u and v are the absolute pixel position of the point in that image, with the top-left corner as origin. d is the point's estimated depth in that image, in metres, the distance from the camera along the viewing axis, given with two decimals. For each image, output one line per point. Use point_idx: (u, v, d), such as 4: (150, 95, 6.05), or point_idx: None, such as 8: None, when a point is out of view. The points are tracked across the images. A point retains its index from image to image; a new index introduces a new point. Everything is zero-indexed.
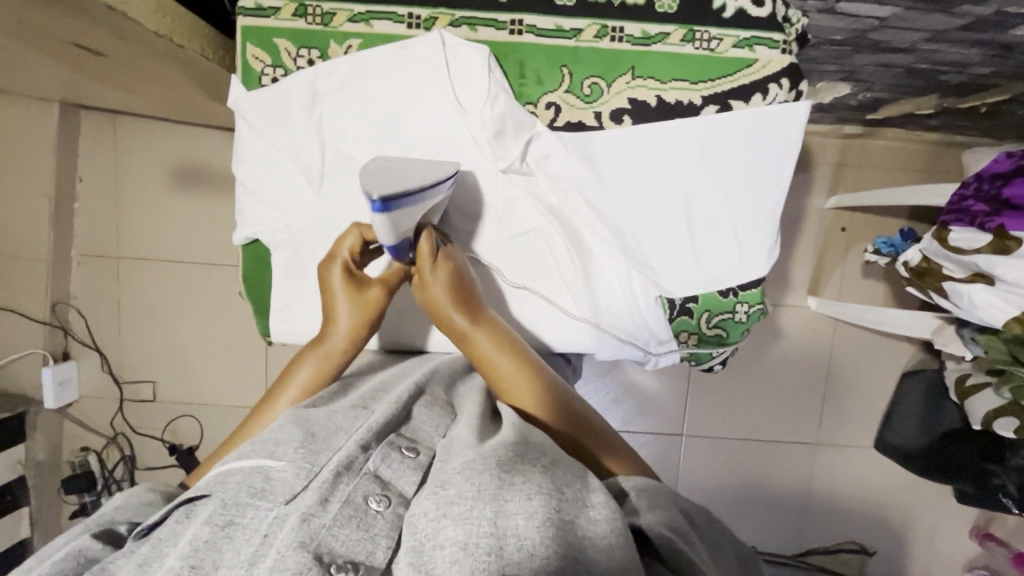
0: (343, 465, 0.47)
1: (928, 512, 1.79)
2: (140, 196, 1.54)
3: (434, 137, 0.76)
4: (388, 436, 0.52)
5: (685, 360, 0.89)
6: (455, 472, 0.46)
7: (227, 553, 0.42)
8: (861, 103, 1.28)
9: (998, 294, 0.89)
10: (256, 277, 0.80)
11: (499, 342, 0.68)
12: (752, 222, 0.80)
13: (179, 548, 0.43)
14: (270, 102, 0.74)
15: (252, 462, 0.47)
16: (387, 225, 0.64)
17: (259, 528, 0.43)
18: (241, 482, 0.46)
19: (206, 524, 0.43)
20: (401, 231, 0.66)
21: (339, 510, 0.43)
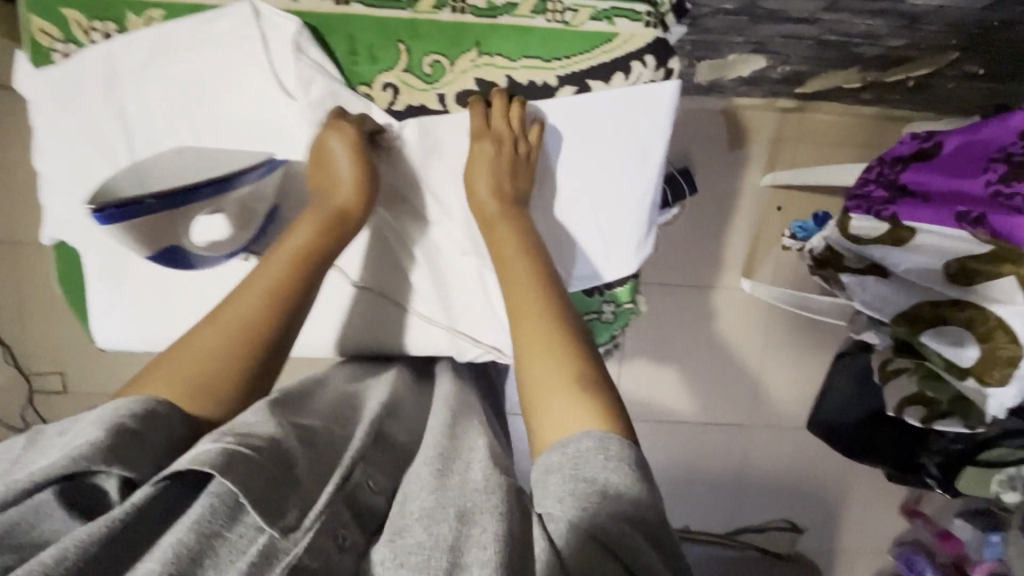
0: (331, 491, 0.44)
1: (859, 488, 1.81)
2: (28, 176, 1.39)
3: (257, 120, 0.68)
4: (360, 465, 0.49)
5: None
6: (412, 518, 0.42)
7: (211, 568, 0.37)
8: (784, 76, 1.19)
9: (890, 288, 0.85)
10: (73, 281, 0.73)
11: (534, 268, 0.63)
12: (623, 216, 0.74)
13: (159, 552, 0.37)
14: (62, 83, 0.65)
15: (258, 457, 0.42)
16: (128, 237, 0.55)
17: (248, 550, 0.38)
18: (249, 476, 0.41)
19: (193, 529, 0.38)
20: (162, 242, 0.57)
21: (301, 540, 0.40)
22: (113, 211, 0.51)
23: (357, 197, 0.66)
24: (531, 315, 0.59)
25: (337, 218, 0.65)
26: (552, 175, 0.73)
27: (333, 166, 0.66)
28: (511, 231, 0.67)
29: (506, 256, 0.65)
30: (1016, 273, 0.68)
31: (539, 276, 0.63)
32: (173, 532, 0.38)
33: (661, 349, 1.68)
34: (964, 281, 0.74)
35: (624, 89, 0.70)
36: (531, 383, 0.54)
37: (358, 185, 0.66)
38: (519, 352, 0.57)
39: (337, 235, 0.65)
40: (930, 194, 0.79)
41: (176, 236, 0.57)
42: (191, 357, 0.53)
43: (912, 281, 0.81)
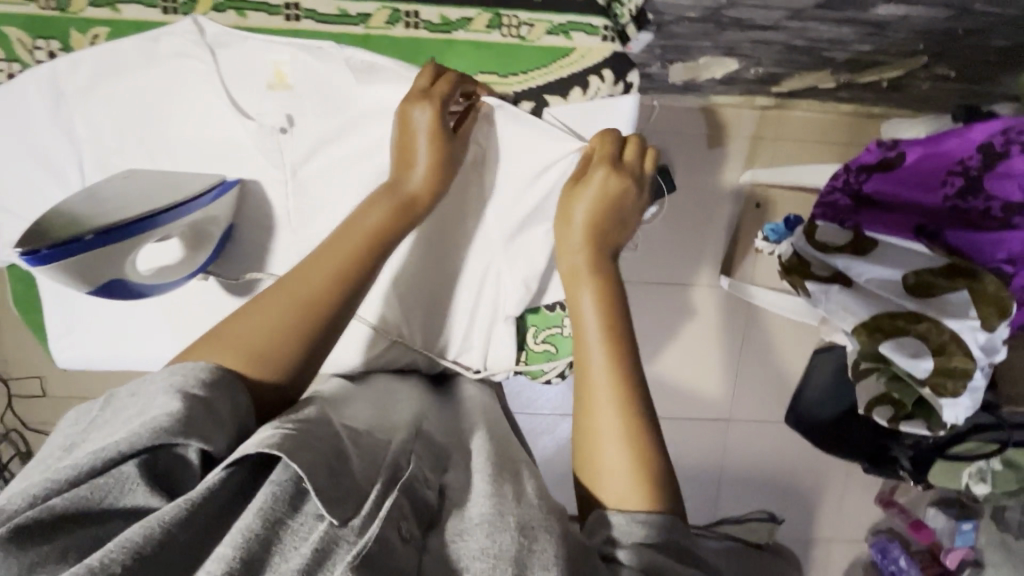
0: (391, 481, 0.46)
1: (836, 479, 1.84)
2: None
3: (212, 140, 0.67)
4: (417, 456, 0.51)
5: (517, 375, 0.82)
6: (473, 522, 0.45)
7: (277, 555, 0.40)
8: (759, 77, 1.19)
9: (853, 297, 0.80)
10: (28, 301, 0.73)
11: (603, 300, 0.58)
12: None
13: (228, 536, 0.39)
14: (8, 105, 0.64)
15: (319, 452, 0.44)
16: (63, 277, 0.52)
17: (309, 538, 0.41)
18: (308, 468, 0.43)
19: (259, 516, 0.41)
20: (100, 278, 0.53)
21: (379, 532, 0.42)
22: (45, 251, 0.48)
23: (435, 177, 0.62)
24: (600, 367, 0.55)
25: (410, 198, 0.61)
26: (507, 195, 0.71)
27: (412, 149, 0.62)
28: (591, 280, 0.59)
29: (578, 293, 0.59)
30: (970, 288, 0.72)
31: (610, 322, 0.57)
32: (242, 515, 0.41)
33: (642, 346, 1.69)
34: (921, 292, 0.75)
35: (581, 104, 0.70)
36: (593, 432, 0.53)
37: (434, 167, 0.62)
38: (582, 391, 0.55)
39: (407, 218, 0.60)
40: (893, 204, 0.80)
41: (117, 271, 0.54)
42: (257, 321, 0.52)
43: (884, 292, 0.78)
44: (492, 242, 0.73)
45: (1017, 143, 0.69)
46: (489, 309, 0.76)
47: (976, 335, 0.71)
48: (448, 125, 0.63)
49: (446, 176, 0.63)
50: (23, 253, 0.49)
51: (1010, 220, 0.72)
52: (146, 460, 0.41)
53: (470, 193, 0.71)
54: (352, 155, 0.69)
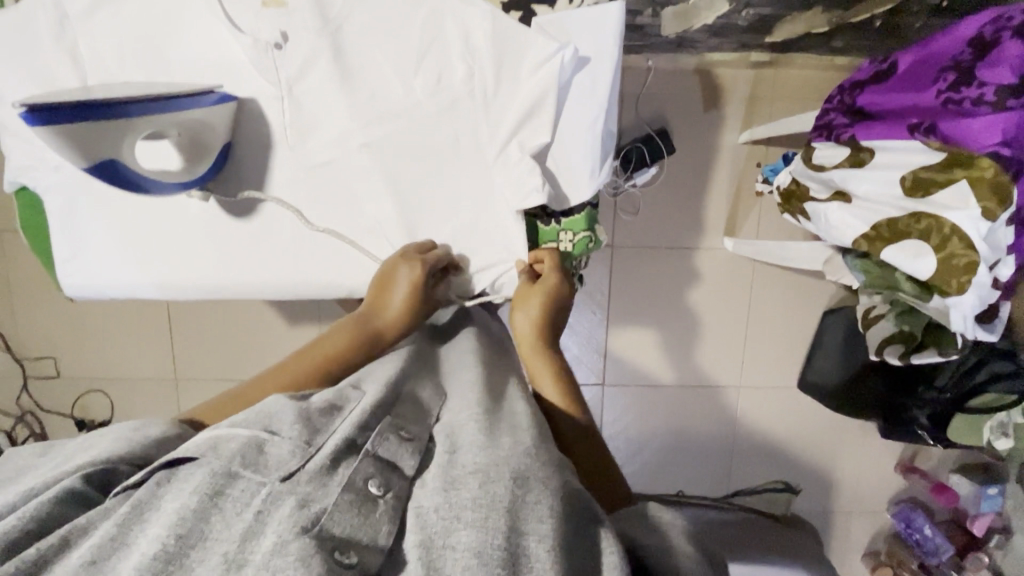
0: (344, 443, 0.46)
1: (854, 449, 1.78)
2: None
3: (209, 59, 0.69)
4: (384, 417, 0.51)
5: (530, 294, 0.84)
6: (467, 471, 0.44)
7: (218, 523, 0.39)
8: (750, 22, 1.20)
9: (853, 213, 0.82)
10: (36, 227, 0.74)
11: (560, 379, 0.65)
12: (576, 148, 0.74)
13: (164, 516, 0.39)
14: (15, 30, 0.67)
15: (248, 433, 0.44)
16: (56, 145, 0.51)
17: (251, 503, 0.40)
18: (237, 452, 0.43)
19: (195, 492, 0.40)
20: (99, 155, 0.54)
21: (340, 495, 0.42)
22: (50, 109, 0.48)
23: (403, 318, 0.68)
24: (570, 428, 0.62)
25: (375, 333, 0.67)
26: (502, 109, 0.73)
27: (389, 290, 0.69)
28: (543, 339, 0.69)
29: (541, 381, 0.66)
30: (968, 176, 0.69)
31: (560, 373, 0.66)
32: (176, 498, 0.40)
33: (647, 313, 1.67)
34: (921, 194, 0.73)
35: (567, 14, 0.71)
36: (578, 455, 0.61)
37: (402, 306, 0.68)
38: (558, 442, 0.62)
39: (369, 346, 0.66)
40: (887, 113, 0.80)
41: (114, 149, 0.55)
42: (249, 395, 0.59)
43: (873, 204, 0.80)
44: (486, 156, 0.74)
45: (1009, 29, 0.67)
46: (493, 222, 0.76)
47: (977, 225, 0.68)
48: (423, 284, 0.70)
49: (413, 315, 0.69)
50: (24, 111, 0.48)
51: (1005, 103, 0.66)
52: (89, 473, 0.43)
53: (463, 108, 0.73)
54: (342, 70, 0.70)
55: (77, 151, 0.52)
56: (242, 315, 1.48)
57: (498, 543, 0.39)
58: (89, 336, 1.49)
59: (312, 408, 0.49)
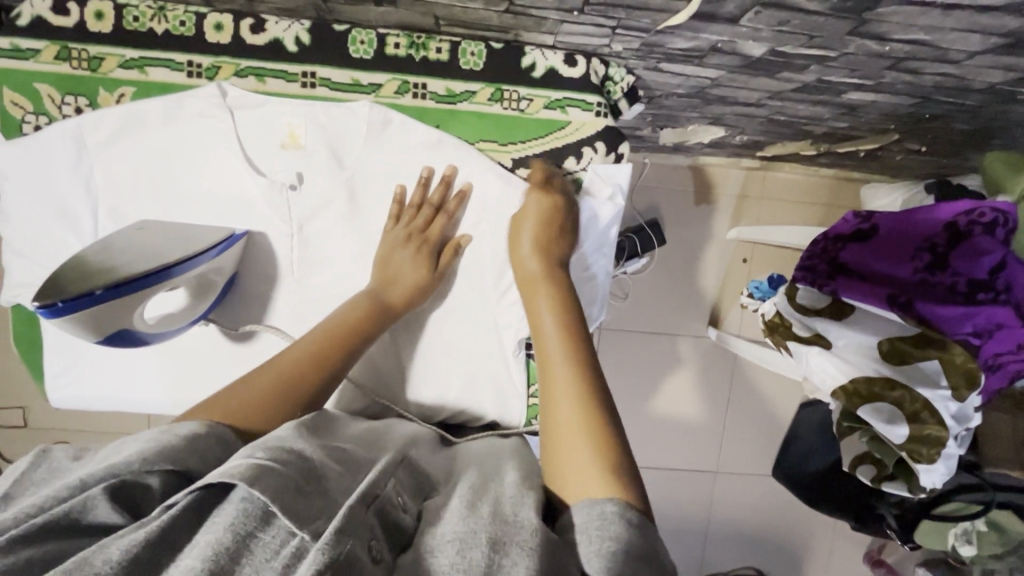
0: (363, 497, 0.43)
1: (823, 537, 1.82)
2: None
3: (221, 193, 0.70)
4: (392, 476, 0.49)
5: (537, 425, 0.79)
6: (445, 540, 0.42)
7: (245, 568, 0.37)
8: (744, 143, 1.25)
9: (830, 360, 0.85)
10: (31, 339, 0.74)
11: (573, 355, 0.59)
12: (582, 295, 0.78)
13: (198, 548, 0.38)
14: (30, 159, 0.68)
15: (287, 474, 0.42)
16: (74, 326, 0.57)
17: (280, 551, 0.38)
18: (277, 489, 0.40)
19: (229, 530, 0.39)
20: (108, 329, 0.59)
21: (355, 542, 0.38)
22: (60, 305, 0.54)
23: (415, 293, 0.70)
24: (562, 410, 0.55)
25: (387, 307, 0.68)
26: (508, 258, 0.74)
27: (397, 265, 0.70)
28: (550, 296, 0.65)
29: (548, 350, 0.61)
30: (942, 358, 0.76)
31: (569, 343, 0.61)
32: (208, 533, 0.39)
33: (628, 394, 1.70)
34: (895, 361, 0.79)
35: (575, 173, 0.75)
36: (556, 432, 0.54)
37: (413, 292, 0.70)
38: (546, 431, 0.55)
39: (383, 323, 0.67)
40: (868, 274, 0.83)
41: (124, 322, 0.60)
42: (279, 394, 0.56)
43: (850, 356, 0.83)
44: (490, 297, 0.76)
45: (981, 224, 0.74)
46: (496, 357, 0.77)
47: (948, 405, 0.76)
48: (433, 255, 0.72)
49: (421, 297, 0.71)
50: (41, 307, 0.54)
51: (975, 296, 0.74)
52: (115, 485, 0.41)
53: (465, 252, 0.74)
54: (351, 214, 0.72)
55: (91, 330, 0.58)
56: None
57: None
58: None
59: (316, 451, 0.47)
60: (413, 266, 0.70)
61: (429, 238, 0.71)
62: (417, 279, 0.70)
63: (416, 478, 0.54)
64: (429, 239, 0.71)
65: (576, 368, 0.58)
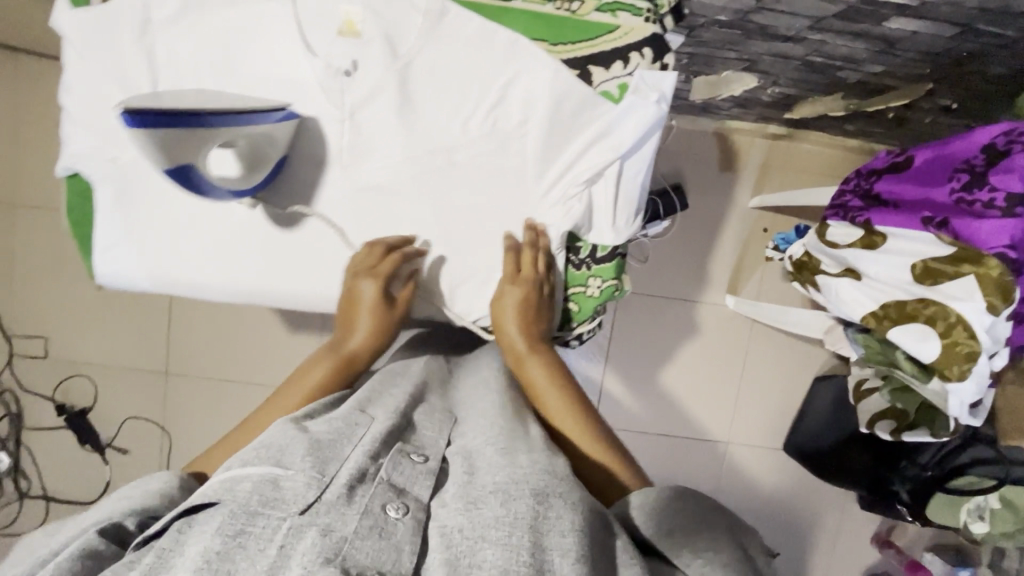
0: (357, 476, 0.49)
1: (833, 516, 1.81)
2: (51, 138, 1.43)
3: (278, 76, 0.73)
4: (394, 444, 0.55)
5: (564, 323, 0.83)
6: (485, 491, 0.50)
7: (245, 559, 0.42)
8: (774, 99, 1.27)
9: (863, 290, 0.88)
10: (82, 212, 0.75)
11: (550, 372, 0.74)
12: (622, 196, 0.77)
13: (190, 559, 0.42)
14: (96, 29, 0.70)
15: (260, 472, 0.48)
16: (145, 149, 0.59)
17: (274, 538, 0.44)
18: (252, 491, 0.46)
19: (216, 534, 0.43)
20: (180, 159, 0.61)
21: (359, 522, 0.45)
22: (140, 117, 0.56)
23: (374, 338, 0.74)
24: (560, 415, 0.70)
25: (349, 357, 0.72)
26: (550, 158, 0.76)
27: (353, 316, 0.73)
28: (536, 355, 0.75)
29: (529, 371, 0.74)
30: (975, 272, 0.74)
31: (558, 385, 0.73)
32: (198, 542, 0.44)
33: (643, 359, 1.70)
34: (930, 281, 0.79)
35: (621, 77, 0.75)
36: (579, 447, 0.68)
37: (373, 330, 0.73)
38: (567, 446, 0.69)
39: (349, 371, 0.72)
40: (900, 202, 0.85)
41: (191, 156, 0.62)
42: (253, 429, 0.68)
43: (881, 283, 0.86)
44: (531, 195, 0.77)
45: (1020, 142, 0.73)
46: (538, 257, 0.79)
47: (982, 318, 0.74)
48: (389, 297, 0.74)
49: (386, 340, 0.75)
50: (124, 113, 0.56)
51: (1014, 210, 0.71)
52: (102, 528, 0.50)
53: (510, 152, 0.75)
54: (402, 102, 0.74)
55: (160, 157, 0.60)
56: (246, 321, 1.53)
57: (523, 559, 0.44)
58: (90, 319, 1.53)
59: (320, 435, 0.54)
60: (365, 317, 0.73)
61: (379, 287, 0.72)
62: (376, 326, 0.73)
63: (427, 434, 0.60)
64: (378, 289, 0.72)
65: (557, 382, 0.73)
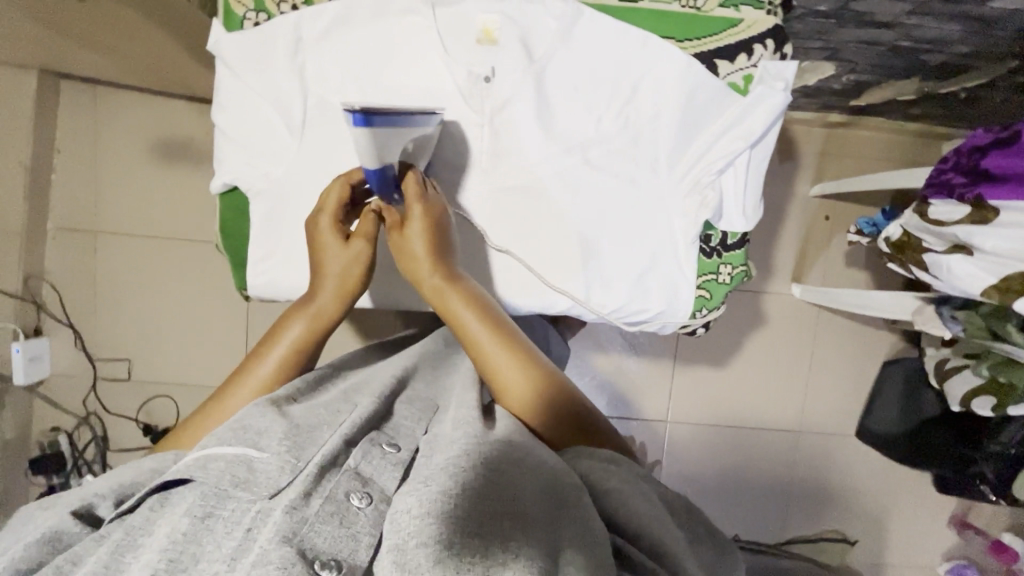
0: (326, 460, 0.46)
1: (909, 500, 1.80)
2: (136, 165, 1.48)
3: (421, 88, 0.76)
4: (370, 433, 0.52)
5: (696, 313, 0.85)
6: (436, 472, 0.47)
7: (215, 536, 0.41)
8: (845, 87, 1.29)
9: (978, 264, 0.90)
10: (235, 226, 0.79)
11: (474, 303, 0.68)
12: (747, 186, 0.80)
13: (157, 541, 0.41)
14: (253, 52, 0.73)
15: (235, 453, 0.46)
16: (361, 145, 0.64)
17: (241, 521, 0.42)
18: (224, 471, 0.44)
19: (185, 515, 0.42)
20: (386, 159, 0.66)
21: (321, 506, 0.43)
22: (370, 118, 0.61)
23: (344, 287, 0.70)
24: (489, 348, 0.65)
25: (320, 313, 0.68)
26: (678, 152, 0.79)
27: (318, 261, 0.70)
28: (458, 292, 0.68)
29: (455, 310, 0.68)
30: None
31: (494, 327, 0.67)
32: (166, 522, 0.42)
33: (712, 352, 1.71)
34: None
35: (746, 69, 0.78)
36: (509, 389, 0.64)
37: (341, 276, 0.69)
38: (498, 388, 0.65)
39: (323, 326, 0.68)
40: (1013, 176, 0.86)
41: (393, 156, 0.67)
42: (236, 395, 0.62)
43: (999, 256, 0.87)
44: (661, 188, 0.80)
45: None
46: (668, 246, 0.81)
47: None
48: (344, 231, 0.71)
49: (357, 289, 0.71)
50: (352, 113, 0.61)
51: None
52: (82, 512, 0.47)
53: (640, 148, 0.79)
54: (540, 105, 0.77)
55: (373, 154, 0.65)
56: None
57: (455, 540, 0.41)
58: (169, 340, 1.53)
59: (297, 423, 0.51)
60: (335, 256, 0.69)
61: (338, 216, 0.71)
62: (354, 267, 0.70)
63: (406, 423, 0.56)
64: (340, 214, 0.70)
65: (487, 318, 0.67)
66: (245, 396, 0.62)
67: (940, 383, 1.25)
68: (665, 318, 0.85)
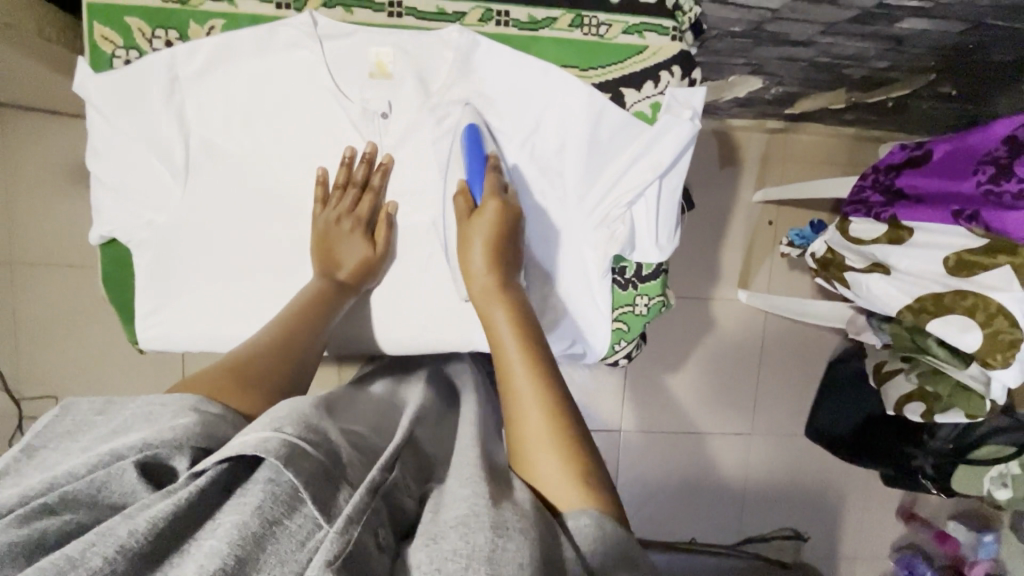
0: (370, 487, 0.41)
1: (858, 494, 1.84)
2: (51, 185, 1.34)
3: (313, 123, 0.72)
4: (394, 466, 0.48)
5: (615, 345, 0.85)
6: (445, 524, 0.39)
7: (271, 556, 0.36)
8: (777, 98, 1.29)
9: (894, 283, 0.91)
10: (120, 278, 0.75)
11: (515, 322, 0.59)
12: (661, 215, 0.78)
13: (223, 531, 0.36)
14: (123, 93, 0.68)
15: (317, 453, 0.41)
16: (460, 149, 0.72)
17: (306, 542, 0.37)
18: (307, 474, 0.40)
19: (257, 513, 0.37)
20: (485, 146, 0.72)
21: (358, 539, 0.38)
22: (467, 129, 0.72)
23: (359, 274, 0.73)
24: (514, 367, 0.53)
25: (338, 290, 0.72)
26: (587, 181, 0.77)
27: (340, 253, 0.72)
28: (502, 300, 0.61)
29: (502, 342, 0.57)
30: (1012, 263, 0.77)
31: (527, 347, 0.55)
32: (235, 512, 0.38)
33: (664, 359, 1.72)
34: (966, 273, 0.81)
35: (653, 97, 0.76)
36: (519, 427, 0.50)
37: (361, 267, 0.73)
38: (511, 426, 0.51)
39: (335, 304, 0.71)
40: (927, 197, 0.86)
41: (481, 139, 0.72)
42: (264, 362, 0.59)
43: (912, 277, 0.88)
44: (572, 218, 0.78)
45: None
46: (582, 280, 0.80)
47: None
48: (370, 227, 0.75)
49: (369, 278, 0.75)
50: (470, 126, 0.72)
51: None
52: (145, 461, 0.41)
53: (548, 178, 0.77)
54: (441, 138, 0.74)
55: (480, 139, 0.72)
56: None
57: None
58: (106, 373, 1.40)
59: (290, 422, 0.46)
60: (359, 250, 0.73)
61: (371, 212, 0.74)
62: (371, 262, 0.74)
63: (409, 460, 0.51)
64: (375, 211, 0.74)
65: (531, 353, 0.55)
66: (244, 351, 0.61)
67: (877, 386, 1.23)
68: (591, 346, 0.85)
